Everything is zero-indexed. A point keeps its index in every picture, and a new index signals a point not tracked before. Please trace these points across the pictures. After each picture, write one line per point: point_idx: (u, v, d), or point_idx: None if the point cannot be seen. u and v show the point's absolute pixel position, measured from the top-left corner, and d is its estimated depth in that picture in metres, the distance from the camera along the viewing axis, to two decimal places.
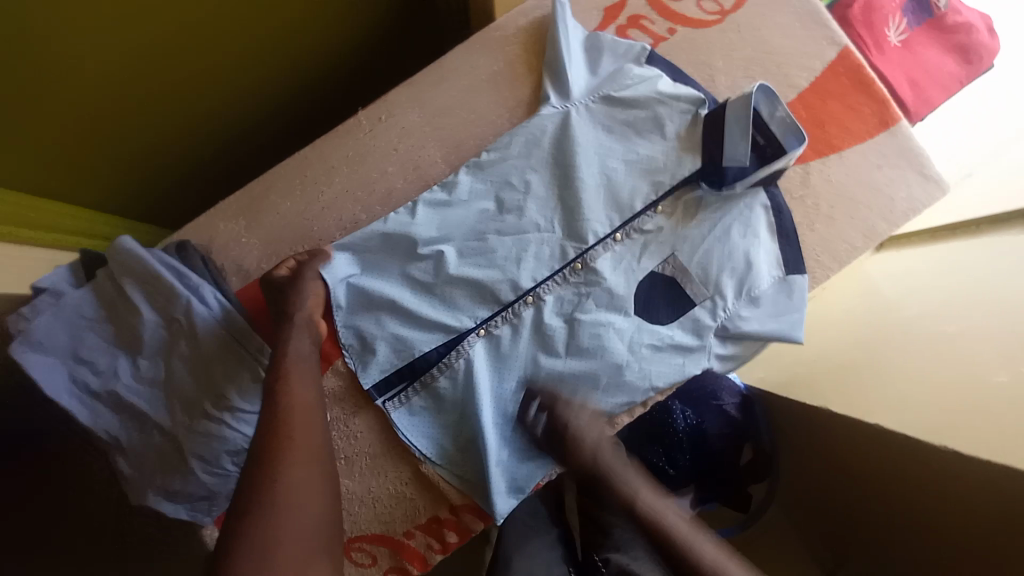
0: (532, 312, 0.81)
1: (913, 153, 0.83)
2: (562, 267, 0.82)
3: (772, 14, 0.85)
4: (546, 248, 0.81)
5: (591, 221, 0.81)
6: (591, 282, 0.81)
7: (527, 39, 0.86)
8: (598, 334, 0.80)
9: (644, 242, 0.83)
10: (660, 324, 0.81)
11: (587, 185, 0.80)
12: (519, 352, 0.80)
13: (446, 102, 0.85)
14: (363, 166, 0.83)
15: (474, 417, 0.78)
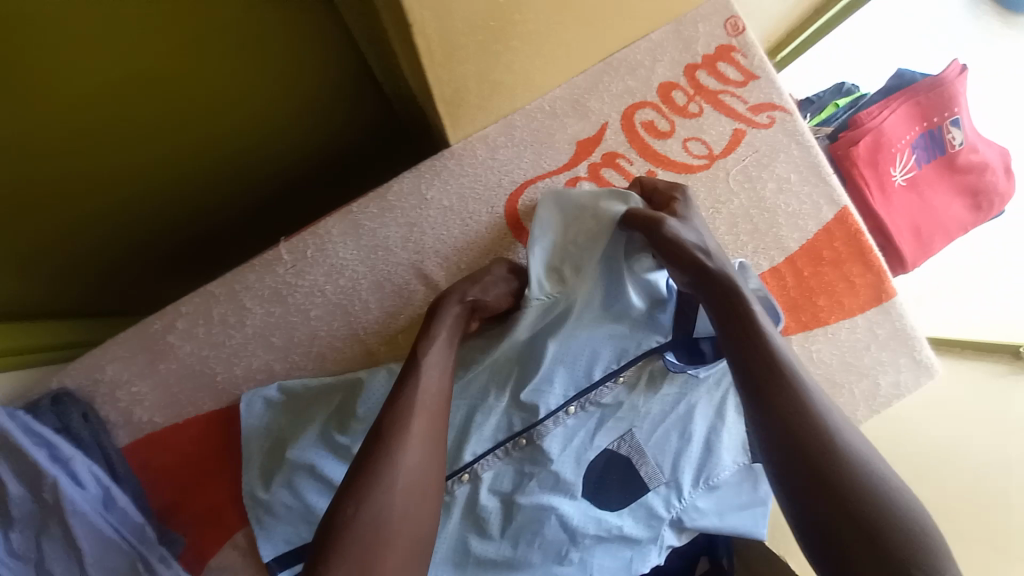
0: (467, 490, 0.68)
1: (904, 334, 0.75)
2: (504, 440, 0.69)
3: (772, 158, 0.74)
4: (489, 417, 0.69)
5: (541, 390, 0.69)
6: (536, 462, 0.68)
7: (484, 167, 0.73)
8: (540, 527, 0.67)
9: (598, 415, 0.70)
10: (609, 512, 0.69)
11: (548, 355, 0.68)
12: (446, 538, 0.67)
13: (384, 237, 0.71)
14: (280, 310, 0.70)
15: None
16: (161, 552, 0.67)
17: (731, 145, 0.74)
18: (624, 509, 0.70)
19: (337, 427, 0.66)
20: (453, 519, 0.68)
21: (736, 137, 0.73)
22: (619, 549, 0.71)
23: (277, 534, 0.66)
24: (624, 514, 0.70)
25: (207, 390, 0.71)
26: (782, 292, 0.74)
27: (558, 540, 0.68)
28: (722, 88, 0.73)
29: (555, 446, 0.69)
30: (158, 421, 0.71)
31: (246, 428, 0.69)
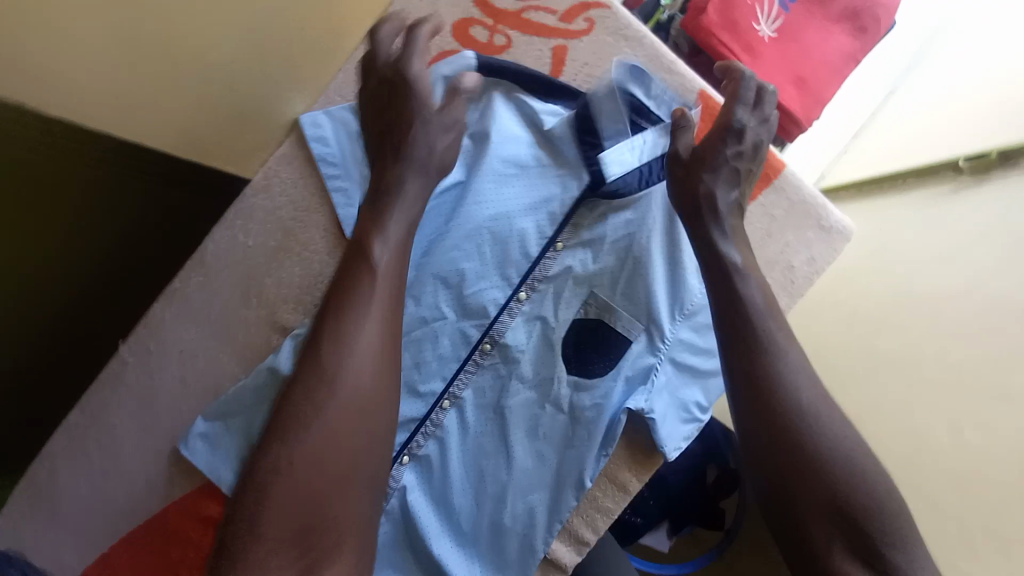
0: (455, 417, 0.69)
1: (804, 204, 0.68)
2: (432, 406, 0.67)
3: (605, 62, 0.64)
4: (415, 387, 0.67)
5: (467, 327, 0.67)
6: (469, 410, 0.69)
7: (300, 189, 0.65)
8: (535, 417, 0.69)
9: (517, 344, 0.68)
10: (583, 397, 0.68)
11: (456, 308, 0.66)
12: (452, 469, 0.68)
13: (222, 301, 0.64)
14: (151, 415, 0.66)
15: (417, 546, 0.68)
16: None
17: (557, 65, 0.64)
18: (602, 389, 0.68)
19: None
20: (429, 482, 0.68)
21: (560, 53, 0.63)
22: (600, 436, 0.68)
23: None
24: (591, 411, 0.68)
25: (117, 519, 0.67)
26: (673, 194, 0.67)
27: (528, 467, 0.69)
28: (521, 6, 0.64)
29: (478, 389, 0.69)
30: (84, 562, 0.68)
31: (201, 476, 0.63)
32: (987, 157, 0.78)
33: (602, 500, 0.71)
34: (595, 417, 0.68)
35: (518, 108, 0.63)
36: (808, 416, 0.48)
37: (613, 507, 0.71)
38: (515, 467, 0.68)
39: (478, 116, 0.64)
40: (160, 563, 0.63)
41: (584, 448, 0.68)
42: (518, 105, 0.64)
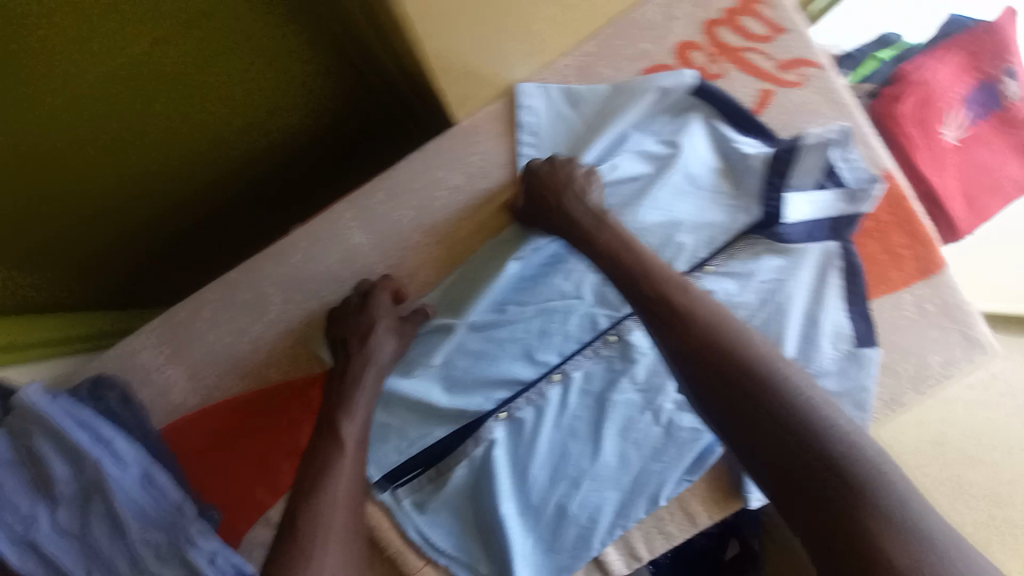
0: (559, 391, 0.70)
1: (955, 309, 0.68)
2: (538, 376, 0.70)
3: (811, 117, 0.67)
4: (530, 353, 0.70)
5: (597, 312, 0.70)
6: (572, 392, 0.70)
7: (495, 144, 0.71)
8: (633, 421, 0.69)
9: (639, 347, 0.69)
10: (687, 416, 0.69)
11: (593, 296, 0.70)
12: (541, 439, 0.69)
13: (397, 219, 0.70)
14: (298, 295, 0.72)
15: (484, 499, 0.69)
16: (199, 525, 0.68)
17: (760, 106, 0.68)
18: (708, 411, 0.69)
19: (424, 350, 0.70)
20: (511, 446, 0.70)
21: (765, 97, 0.68)
22: (691, 459, 0.69)
23: (376, 453, 0.70)
24: (690, 435, 0.69)
25: (232, 377, 0.73)
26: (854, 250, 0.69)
27: (611, 466, 0.69)
28: (746, 45, 0.68)
29: (586, 376, 0.70)
30: (190, 403, 0.73)
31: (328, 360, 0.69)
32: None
33: (666, 525, 0.72)
34: (692, 441, 0.69)
35: (717, 134, 0.67)
36: (858, 458, 0.42)
37: (676, 533, 0.72)
38: (599, 462, 0.69)
39: (675, 130, 0.68)
40: (278, 424, 0.73)
41: (671, 468, 0.69)
42: (714, 131, 0.68)
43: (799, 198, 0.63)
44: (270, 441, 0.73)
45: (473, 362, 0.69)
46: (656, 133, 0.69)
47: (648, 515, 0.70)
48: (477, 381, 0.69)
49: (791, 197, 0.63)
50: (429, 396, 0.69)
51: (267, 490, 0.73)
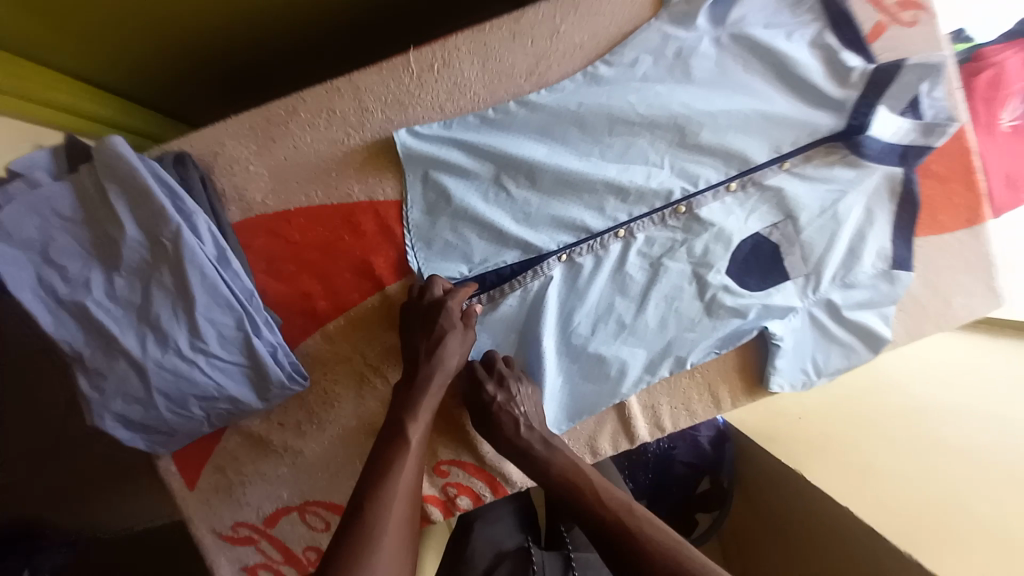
0: (619, 248, 0.76)
1: (985, 260, 0.77)
2: (607, 229, 0.75)
3: (920, 53, 0.72)
4: (602, 204, 0.74)
5: (675, 183, 0.74)
6: (630, 252, 0.75)
7: (622, 13, 0.72)
8: (680, 290, 0.75)
9: (702, 225, 0.74)
10: (738, 294, 0.75)
11: (675, 164, 0.73)
12: (593, 288, 0.75)
13: (510, 64, 0.72)
14: (400, 119, 0.72)
15: (528, 329, 0.76)
16: (266, 317, 0.70)
17: (871, 37, 0.73)
18: (758, 293, 0.75)
19: (506, 181, 0.72)
20: (564, 287, 0.75)
21: (876, 30, 0.73)
22: (726, 333, 0.76)
23: (439, 268, 0.74)
24: (732, 314, 0.75)
25: (318, 186, 0.73)
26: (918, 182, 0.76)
27: (651, 327, 0.76)
28: None
29: (647, 239, 0.75)
30: (270, 205, 0.73)
31: (405, 156, 0.72)
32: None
33: (694, 404, 0.79)
34: (730, 319, 0.75)
35: (831, 48, 0.71)
36: None
37: (700, 411, 0.80)
38: (640, 319, 0.76)
39: (793, 33, 0.72)
40: (351, 237, 0.73)
41: (704, 337, 0.76)
42: (822, 42, 0.72)
43: (884, 118, 0.70)
44: (341, 253, 0.73)
45: (547, 198, 0.73)
46: (775, 31, 0.72)
47: (671, 375, 0.78)
48: (543, 222, 0.74)
49: (881, 110, 0.70)
50: (499, 224, 0.73)
51: (330, 303, 0.74)
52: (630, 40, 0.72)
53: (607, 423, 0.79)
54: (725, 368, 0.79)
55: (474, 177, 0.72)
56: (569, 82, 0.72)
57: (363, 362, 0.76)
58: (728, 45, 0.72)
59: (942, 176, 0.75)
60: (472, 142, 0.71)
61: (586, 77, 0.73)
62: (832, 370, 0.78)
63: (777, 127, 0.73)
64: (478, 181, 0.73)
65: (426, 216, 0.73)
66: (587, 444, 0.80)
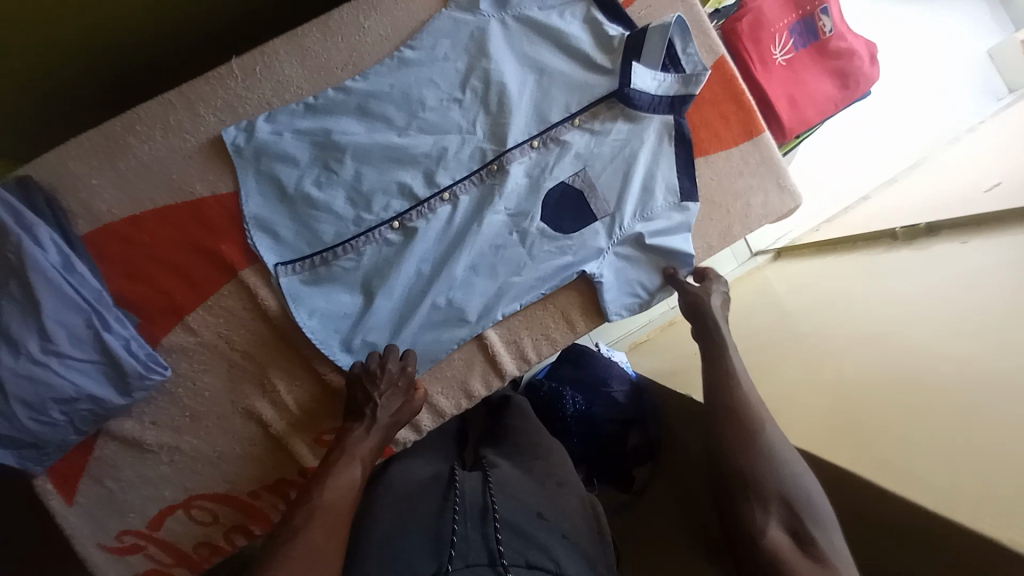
0: (448, 210, 0.83)
1: (771, 162, 0.89)
2: (431, 194, 0.82)
3: (670, 7, 0.87)
4: (428, 169, 0.82)
5: (491, 142, 0.83)
6: (454, 212, 0.83)
7: (418, 5, 0.83)
8: (506, 240, 0.83)
9: (513, 179, 0.83)
10: (564, 233, 0.84)
11: (490, 123, 0.83)
12: (421, 248, 0.81)
13: (325, 59, 0.81)
14: (232, 117, 0.79)
15: (376, 296, 0.80)
16: (118, 314, 0.73)
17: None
18: (577, 232, 0.85)
19: (329, 165, 0.79)
20: (399, 254, 0.81)
21: None
22: (552, 275, 0.84)
23: (285, 246, 0.79)
24: (553, 256, 0.84)
25: (161, 190, 0.78)
26: (699, 110, 0.89)
27: (487, 278, 0.83)
28: None
29: (467, 201, 0.83)
30: (117, 214, 0.78)
31: (232, 147, 0.78)
32: (918, 228, 1.08)
33: (552, 333, 0.86)
34: (554, 259, 0.84)
35: (596, 13, 0.84)
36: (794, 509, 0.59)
37: (559, 339, 0.87)
38: (474, 274, 0.83)
39: (564, 7, 0.84)
40: (193, 234, 0.78)
41: (536, 280, 0.84)
42: (591, 16, 0.85)
43: (642, 73, 0.82)
44: (188, 251, 0.78)
45: (374, 172, 0.80)
46: (549, 3, 0.84)
47: (524, 312, 0.85)
48: (369, 197, 0.80)
49: (637, 67, 0.82)
50: (330, 203, 0.79)
51: (185, 299, 0.78)
52: (429, 26, 0.82)
53: (476, 364, 0.85)
54: (572, 295, 0.87)
55: (306, 161, 0.79)
56: (381, 65, 0.81)
57: (229, 349, 0.79)
58: (513, 24, 0.83)
59: (718, 101, 0.89)
60: (296, 130, 0.79)
61: (395, 60, 0.82)
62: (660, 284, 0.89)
63: (567, 82, 0.85)
64: (308, 166, 0.79)
65: (262, 203, 0.78)
66: (460, 389, 0.84)
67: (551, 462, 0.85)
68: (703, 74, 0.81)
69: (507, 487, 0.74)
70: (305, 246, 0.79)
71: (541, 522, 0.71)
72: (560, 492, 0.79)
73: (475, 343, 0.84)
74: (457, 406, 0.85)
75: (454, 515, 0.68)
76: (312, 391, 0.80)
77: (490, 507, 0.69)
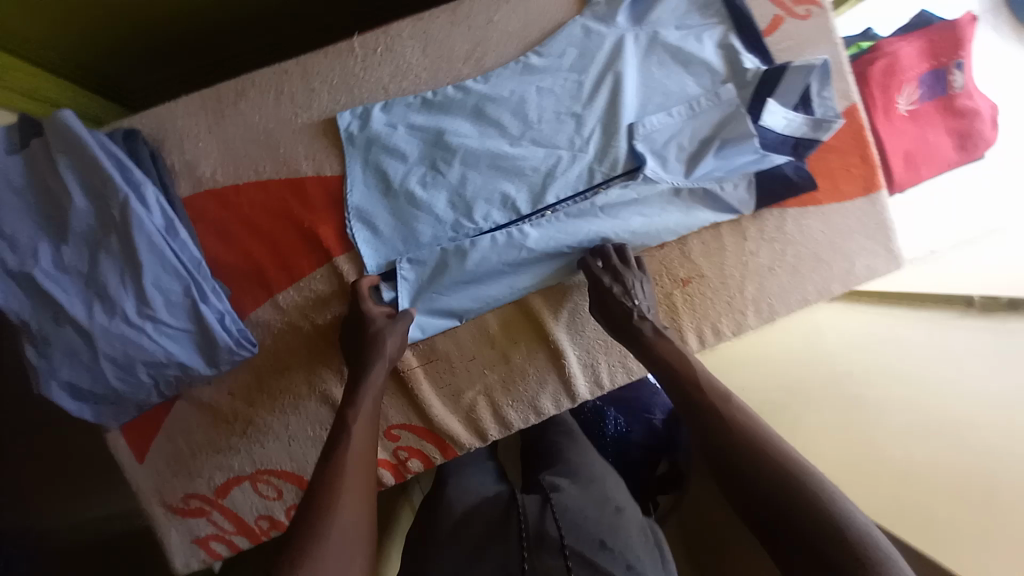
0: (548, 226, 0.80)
1: (882, 225, 0.86)
2: (536, 208, 0.80)
3: (812, 45, 0.82)
4: (535, 181, 0.80)
5: (602, 161, 0.80)
6: (555, 229, 0.79)
7: (552, 7, 0.79)
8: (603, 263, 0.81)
9: (619, 205, 0.80)
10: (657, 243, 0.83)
11: (603, 140, 0.80)
12: (518, 263, 0.79)
13: (448, 50, 0.78)
14: (343, 96, 0.77)
15: (465, 305, 0.79)
16: (213, 285, 0.73)
17: (770, 28, 0.82)
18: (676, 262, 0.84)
19: (436, 166, 0.77)
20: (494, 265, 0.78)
21: (774, 23, 0.81)
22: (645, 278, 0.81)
23: (381, 241, 0.78)
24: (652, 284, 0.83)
25: (267, 161, 0.76)
26: (819, 157, 0.85)
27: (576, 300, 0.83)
28: None
29: (567, 222, 0.79)
30: (218, 179, 0.76)
31: (344, 135, 0.76)
32: (998, 299, 0.88)
33: (629, 363, 0.84)
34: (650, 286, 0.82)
35: (735, 40, 0.80)
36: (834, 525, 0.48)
37: (636, 370, 0.84)
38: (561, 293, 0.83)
39: (702, 30, 0.80)
40: (290, 210, 0.76)
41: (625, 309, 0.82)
42: (727, 42, 0.80)
43: (774, 111, 0.78)
44: (281, 226, 0.76)
45: (481, 179, 0.78)
46: (685, 23, 0.80)
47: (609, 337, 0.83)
48: (472, 204, 0.78)
49: (769, 104, 0.77)
50: (433, 204, 0.78)
51: (275, 275, 0.77)
52: (557, 32, 0.78)
53: (549, 384, 0.83)
54: None
55: (417, 159, 0.77)
56: (503, 67, 0.78)
57: (315, 332, 0.77)
58: (646, 43, 0.80)
59: (841, 151, 0.85)
60: (410, 126, 0.77)
61: (518, 64, 0.78)
62: (752, 326, 0.86)
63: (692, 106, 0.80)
64: (416, 163, 0.77)
65: (365, 194, 0.77)
66: (529, 405, 0.83)
67: (609, 486, 0.86)
68: (837, 122, 0.76)
69: (569, 509, 0.77)
70: (401, 244, 0.78)
71: (605, 552, 0.70)
72: (623, 515, 0.79)
73: (552, 363, 0.82)
74: (525, 421, 0.83)
75: (521, 535, 0.73)
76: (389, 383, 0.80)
77: (557, 537, 0.71)
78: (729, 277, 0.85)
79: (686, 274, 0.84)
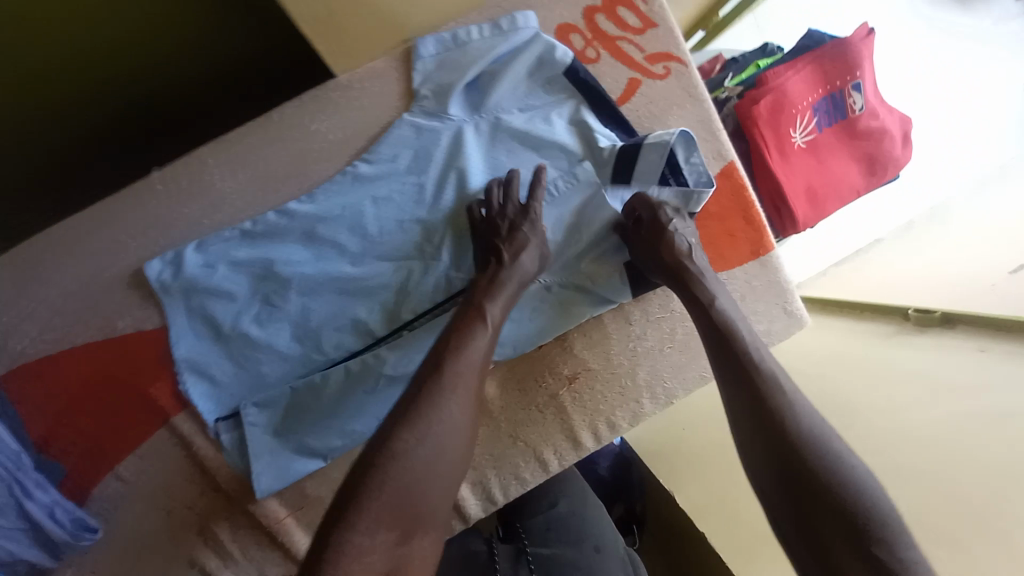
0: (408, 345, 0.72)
1: (777, 286, 0.79)
2: (390, 327, 0.72)
3: (673, 106, 0.74)
4: (386, 299, 0.72)
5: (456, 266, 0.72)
6: (414, 350, 0.71)
7: (377, 104, 0.70)
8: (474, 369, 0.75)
9: None
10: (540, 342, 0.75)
11: (454, 244, 0.72)
12: (379, 391, 0.71)
13: (264, 171, 0.69)
14: (159, 240, 0.69)
15: (328, 443, 0.72)
16: (38, 476, 0.67)
17: (626, 94, 0.74)
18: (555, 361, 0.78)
19: (270, 300, 0.71)
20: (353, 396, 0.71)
21: (630, 86, 0.73)
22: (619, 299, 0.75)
23: (222, 389, 0.72)
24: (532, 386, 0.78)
25: (83, 324, 0.69)
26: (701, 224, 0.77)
27: None
28: (619, 35, 0.73)
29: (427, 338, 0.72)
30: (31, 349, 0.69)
31: (158, 284, 0.69)
32: (932, 314, 0.92)
33: (522, 472, 0.78)
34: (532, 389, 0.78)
35: (587, 116, 0.72)
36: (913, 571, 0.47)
37: (530, 479, 0.79)
38: None
39: (548, 109, 0.72)
40: (117, 375, 0.70)
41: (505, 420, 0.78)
42: (580, 117, 0.72)
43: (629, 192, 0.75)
44: (111, 392, 0.70)
45: (322, 306, 0.71)
46: (528, 102, 0.72)
47: (495, 450, 0.78)
48: (318, 334, 0.72)
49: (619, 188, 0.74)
50: (273, 343, 0.71)
51: (113, 445, 0.70)
52: (384, 131, 0.70)
53: None
54: (547, 432, 0.78)
55: (247, 296, 0.70)
56: (330, 180, 0.70)
57: (168, 499, 0.71)
58: (488, 130, 0.71)
59: (722, 215, 0.77)
60: (233, 262, 0.69)
61: (347, 173, 0.70)
62: (649, 414, 0.80)
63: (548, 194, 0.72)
64: (247, 302, 0.70)
65: (197, 343, 0.71)
66: None
67: (594, 521, 0.86)
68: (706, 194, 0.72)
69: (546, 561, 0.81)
70: (246, 388, 0.72)
71: None
72: (600, 557, 0.80)
73: None
74: None
75: None
76: (258, 541, 0.73)
77: None
78: (618, 367, 0.79)
79: (571, 371, 0.78)
